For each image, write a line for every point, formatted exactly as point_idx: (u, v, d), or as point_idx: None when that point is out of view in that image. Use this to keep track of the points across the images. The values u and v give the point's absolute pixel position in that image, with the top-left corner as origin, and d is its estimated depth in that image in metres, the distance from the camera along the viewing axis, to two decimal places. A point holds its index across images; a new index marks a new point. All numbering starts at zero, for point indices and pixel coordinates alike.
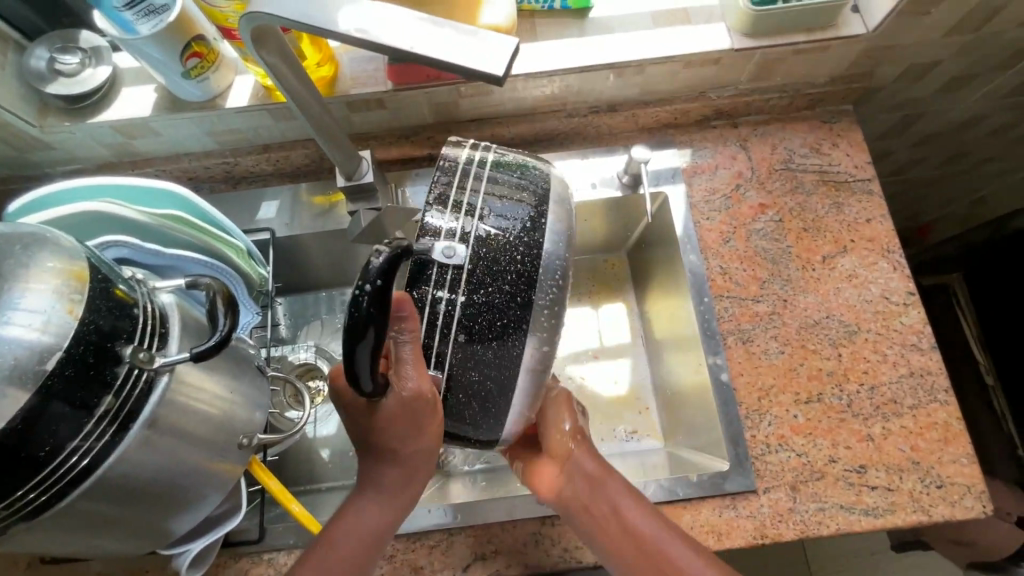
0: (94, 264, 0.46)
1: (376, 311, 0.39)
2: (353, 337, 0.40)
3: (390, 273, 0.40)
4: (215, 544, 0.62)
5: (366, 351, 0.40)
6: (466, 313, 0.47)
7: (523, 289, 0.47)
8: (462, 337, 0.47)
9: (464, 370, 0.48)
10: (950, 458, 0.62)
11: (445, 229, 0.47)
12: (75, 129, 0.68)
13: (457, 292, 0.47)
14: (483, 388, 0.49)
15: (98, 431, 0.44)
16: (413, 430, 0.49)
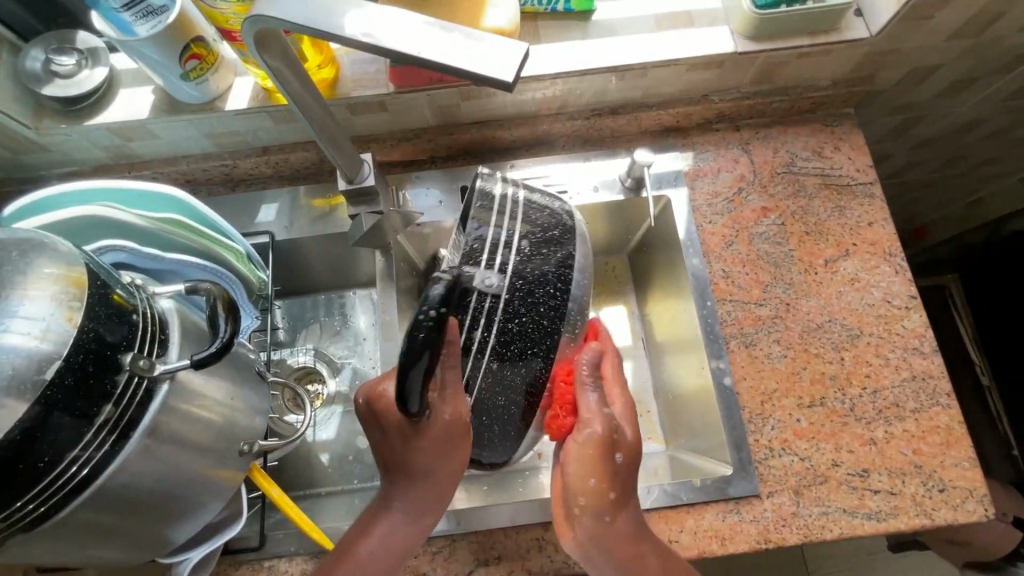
0: (93, 269, 0.45)
1: (433, 335, 0.44)
2: (409, 357, 0.44)
3: (445, 301, 0.45)
4: (216, 552, 0.62)
5: (418, 374, 0.44)
6: (500, 342, 0.55)
7: (551, 322, 0.56)
8: (495, 363, 0.55)
9: (492, 395, 0.56)
10: (953, 461, 0.63)
11: (483, 258, 0.54)
12: (72, 131, 0.67)
13: (490, 319, 0.54)
14: (507, 411, 0.57)
15: (98, 440, 0.44)
16: (445, 450, 0.53)
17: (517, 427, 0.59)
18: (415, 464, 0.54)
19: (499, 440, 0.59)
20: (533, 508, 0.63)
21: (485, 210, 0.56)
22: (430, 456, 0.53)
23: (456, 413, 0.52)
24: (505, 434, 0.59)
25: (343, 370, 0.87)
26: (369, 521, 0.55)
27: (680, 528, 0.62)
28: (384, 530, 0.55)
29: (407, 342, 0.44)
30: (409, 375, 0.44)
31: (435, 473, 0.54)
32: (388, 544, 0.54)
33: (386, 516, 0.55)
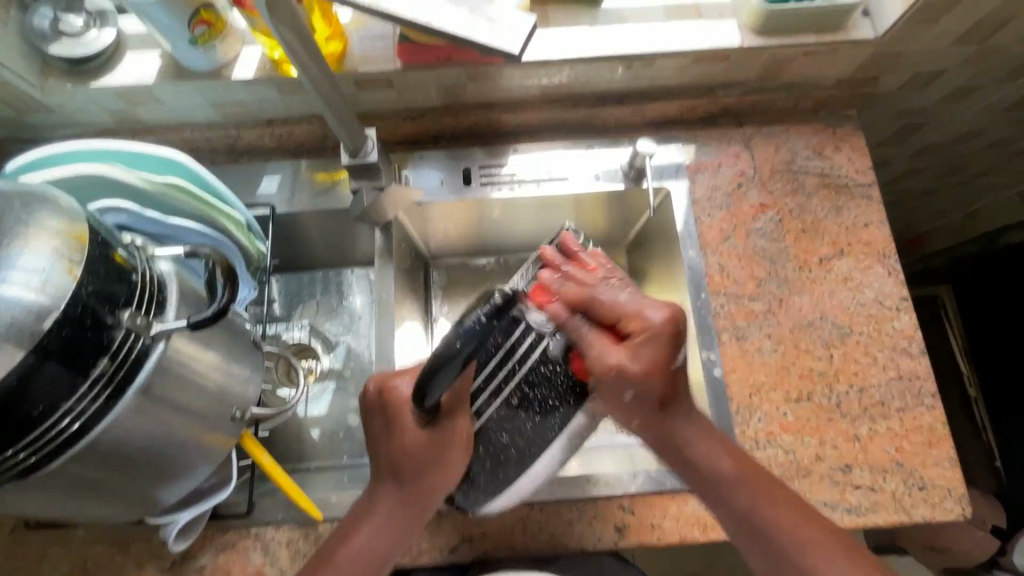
0: (95, 226, 0.45)
1: (479, 333, 0.44)
2: (440, 360, 0.45)
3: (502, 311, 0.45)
4: (203, 515, 0.62)
5: (441, 380, 0.46)
6: (526, 382, 0.57)
7: (582, 381, 0.58)
8: (512, 402, 0.58)
9: (497, 429, 0.58)
10: (934, 461, 0.64)
11: None
12: (78, 92, 0.67)
13: (527, 355, 0.57)
14: (505, 451, 0.58)
15: (93, 393, 0.44)
16: (436, 461, 0.54)
17: (507, 472, 0.58)
18: (407, 470, 0.54)
19: (486, 480, 0.58)
20: None
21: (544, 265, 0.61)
22: (421, 466, 0.54)
23: (455, 426, 0.54)
24: (491, 476, 0.58)
25: (337, 347, 0.87)
26: (350, 527, 0.54)
27: (662, 515, 0.63)
28: (362, 540, 0.53)
29: (440, 350, 0.44)
30: (440, 370, 0.45)
31: (422, 485, 0.55)
32: (363, 555, 0.53)
33: (370, 521, 0.54)
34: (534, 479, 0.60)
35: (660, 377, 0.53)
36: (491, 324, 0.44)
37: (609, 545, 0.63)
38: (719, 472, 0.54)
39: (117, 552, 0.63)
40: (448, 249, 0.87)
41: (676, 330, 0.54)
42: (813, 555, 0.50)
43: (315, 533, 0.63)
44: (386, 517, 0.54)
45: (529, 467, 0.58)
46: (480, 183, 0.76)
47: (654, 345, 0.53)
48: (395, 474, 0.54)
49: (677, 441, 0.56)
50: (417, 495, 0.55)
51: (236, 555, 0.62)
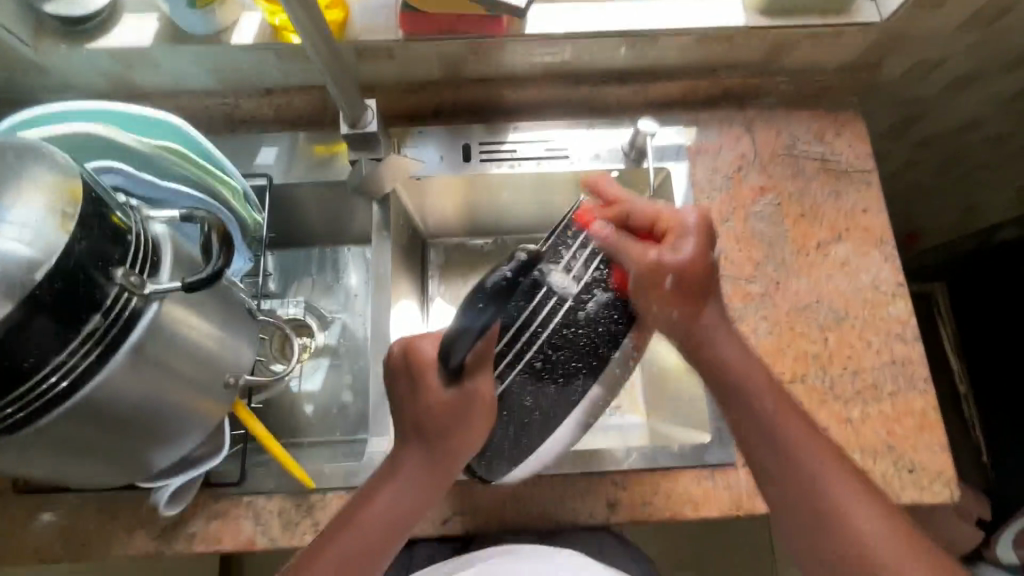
0: (89, 183, 0.44)
1: (500, 293, 0.47)
2: (467, 319, 0.47)
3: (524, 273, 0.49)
4: (196, 481, 0.62)
5: (467, 338, 0.49)
6: (550, 344, 0.56)
7: (602, 343, 0.58)
8: (536, 364, 0.56)
9: (522, 392, 0.56)
10: (924, 444, 0.64)
11: (563, 260, 0.57)
12: (72, 53, 0.66)
13: (549, 316, 0.56)
14: (529, 416, 0.57)
15: (84, 350, 0.44)
16: (458, 423, 0.53)
17: (530, 439, 0.58)
18: (430, 431, 0.53)
19: (509, 449, 0.58)
20: None
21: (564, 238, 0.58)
22: (445, 428, 0.53)
23: (477, 388, 0.53)
24: (514, 443, 0.58)
25: (333, 324, 0.87)
26: (374, 488, 0.54)
27: (654, 492, 0.63)
28: (386, 500, 0.54)
29: (467, 306, 0.48)
30: (462, 330, 0.48)
31: (446, 448, 0.54)
32: (385, 515, 0.53)
33: (391, 483, 0.54)
34: (555, 449, 0.59)
35: (702, 269, 0.57)
36: (516, 281, 0.48)
37: (601, 521, 0.63)
38: (785, 437, 0.54)
39: (107, 517, 0.62)
40: (447, 228, 0.87)
41: (709, 229, 0.58)
42: (847, 502, 0.52)
43: (307, 503, 0.63)
44: (408, 478, 0.54)
45: (553, 432, 0.58)
46: (480, 160, 0.75)
47: (698, 238, 0.57)
48: (420, 436, 0.54)
49: (709, 342, 0.58)
50: (440, 457, 0.54)
51: (227, 523, 0.62)
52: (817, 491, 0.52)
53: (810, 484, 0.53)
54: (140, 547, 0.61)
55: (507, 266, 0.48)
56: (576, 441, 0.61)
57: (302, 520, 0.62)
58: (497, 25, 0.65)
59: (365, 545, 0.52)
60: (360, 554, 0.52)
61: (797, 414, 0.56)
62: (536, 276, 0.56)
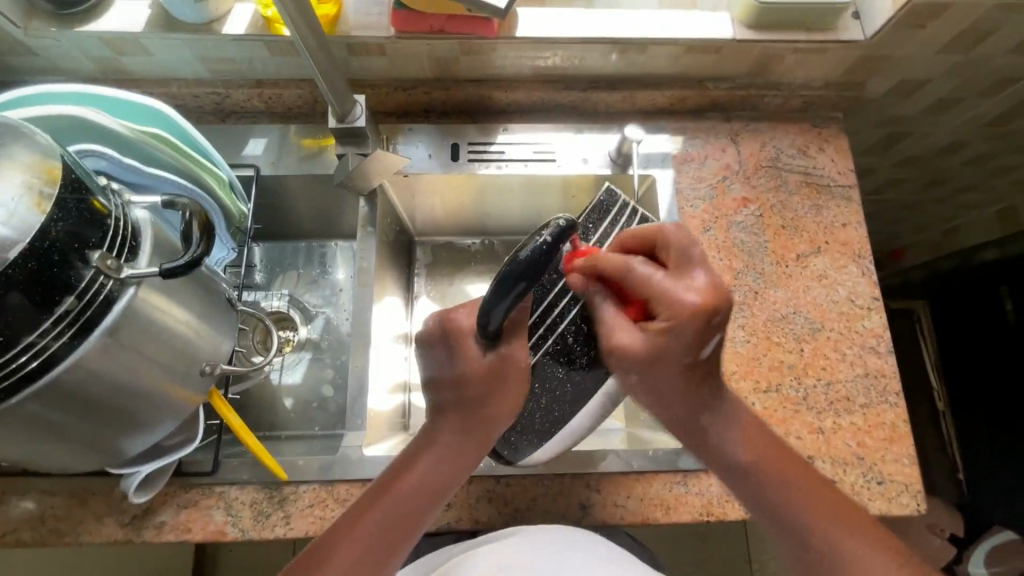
0: (69, 164, 0.44)
1: (537, 260, 0.44)
2: (504, 284, 0.44)
3: (559, 240, 0.45)
4: (168, 469, 0.61)
5: (504, 305, 0.45)
6: (581, 316, 0.62)
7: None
8: (568, 336, 0.62)
9: (552, 364, 0.61)
10: (893, 456, 0.65)
11: (591, 240, 0.65)
12: (62, 36, 0.66)
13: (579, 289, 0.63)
14: (561, 388, 0.61)
15: (56, 331, 0.44)
16: (497, 388, 0.50)
17: (563, 409, 0.60)
18: (471, 398, 0.50)
19: (542, 420, 0.60)
20: (487, 461, 0.64)
21: (600, 214, 0.66)
22: (485, 393, 0.50)
23: (513, 354, 0.50)
24: (546, 415, 0.60)
25: (316, 319, 0.87)
26: (408, 460, 0.51)
27: (626, 496, 0.63)
28: (423, 470, 0.51)
29: (499, 279, 0.44)
30: (496, 302, 0.45)
31: (484, 417, 0.51)
32: (421, 487, 0.50)
33: (426, 453, 0.51)
34: (586, 422, 0.61)
35: (670, 362, 0.48)
36: (554, 249, 0.45)
37: (573, 522, 0.63)
38: (774, 498, 0.50)
39: (76, 504, 0.62)
40: (434, 227, 0.88)
41: (708, 320, 0.46)
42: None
43: (279, 496, 0.63)
44: (443, 448, 0.51)
45: (585, 407, 0.61)
46: (468, 160, 0.76)
47: (685, 328, 0.46)
48: (458, 402, 0.51)
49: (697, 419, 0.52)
50: (480, 425, 0.51)
51: (197, 514, 0.62)
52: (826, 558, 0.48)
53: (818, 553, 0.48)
54: (108, 535, 0.61)
55: (544, 234, 0.45)
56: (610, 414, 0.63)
57: (273, 513, 0.62)
58: (488, 26, 0.65)
59: (399, 518, 0.49)
60: (390, 526, 0.49)
61: (806, 476, 0.51)
62: None
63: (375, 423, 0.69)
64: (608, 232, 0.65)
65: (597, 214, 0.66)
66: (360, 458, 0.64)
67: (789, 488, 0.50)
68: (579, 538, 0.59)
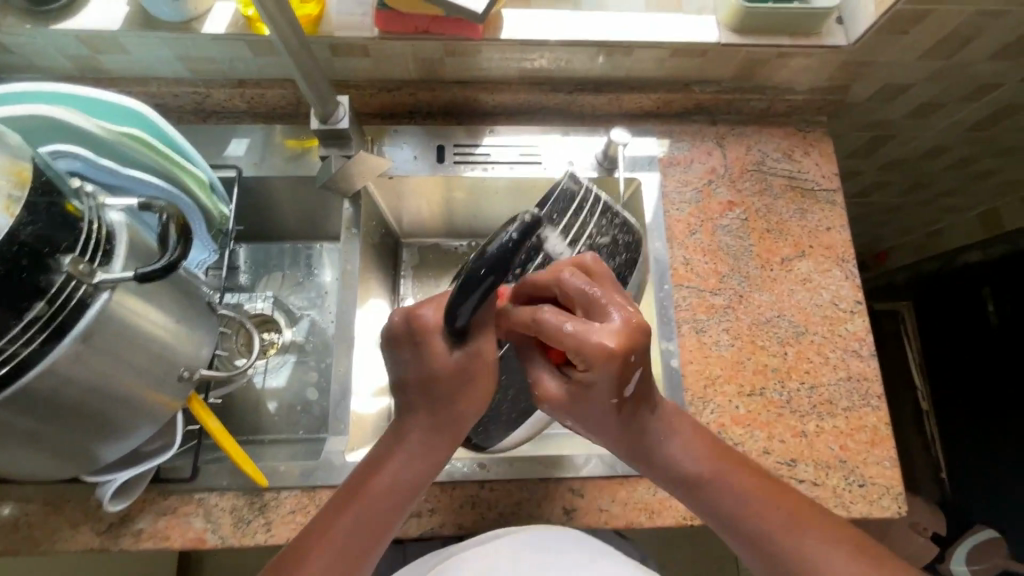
0: (39, 166, 0.43)
1: (504, 256, 0.42)
2: (469, 282, 0.42)
3: (526, 233, 0.43)
4: (146, 475, 0.60)
5: (471, 302, 0.44)
6: None
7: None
8: None
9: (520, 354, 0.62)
10: (875, 459, 0.66)
11: (558, 229, 0.65)
12: (37, 34, 0.64)
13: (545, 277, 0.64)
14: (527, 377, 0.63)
15: (26, 337, 0.43)
16: (467, 385, 0.48)
17: (528, 398, 0.64)
18: (439, 394, 0.48)
19: (509, 408, 0.64)
20: (471, 466, 0.64)
21: (565, 204, 0.66)
22: (455, 389, 0.48)
23: (483, 352, 0.48)
24: (515, 404, 0.64)
25: (301, 321, 0.86)
26: (379, 459, 0.50)
27: (610, 500, 0.63)
28: (393, 471, 0.49)
29: (465, 279, 0.43)
30: (463, 299, 0.43)
31: (456, 412, 0.49)
32: (394, 487, 0.49)
33: (396, 455, 0.50)
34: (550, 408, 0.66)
35: (602, 400, 0.47)
36: (521, 243, 0.43)
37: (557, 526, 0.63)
38: (734, 516, 0.50)
39: (51, 511, 0.61)
40: (420, 229, 0.87)
41: (625, 361, 0.43)
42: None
43: (260, 502, 0.62)
44: (413, 448, 0.50)
45: None
46: (454, 162, 0.75)
47: (602, 375, 0.44)
48: (427, 400, 0.49)
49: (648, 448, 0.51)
50: (449, 421, 0.49)
51: (176, 521, 0.61)
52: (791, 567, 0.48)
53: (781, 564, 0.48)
54: (84, 543, 0.60)
55: (511, 229, 0.43)
56: None
57: (254, 519, 0.61)
58: (474, 28, 0.65)
59: (373, 519, 0.48)
60: (362, 527, 0.48)
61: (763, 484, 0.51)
62: (537, 241, 0.65)
63: (358, 427, 0.68)
64: (573, 221, 0.66)
65: (562, 205, 0.66)
66: (342, 464, 0.63)
67: (749, 501, 0.50)
68: (556, 537, 0.58)
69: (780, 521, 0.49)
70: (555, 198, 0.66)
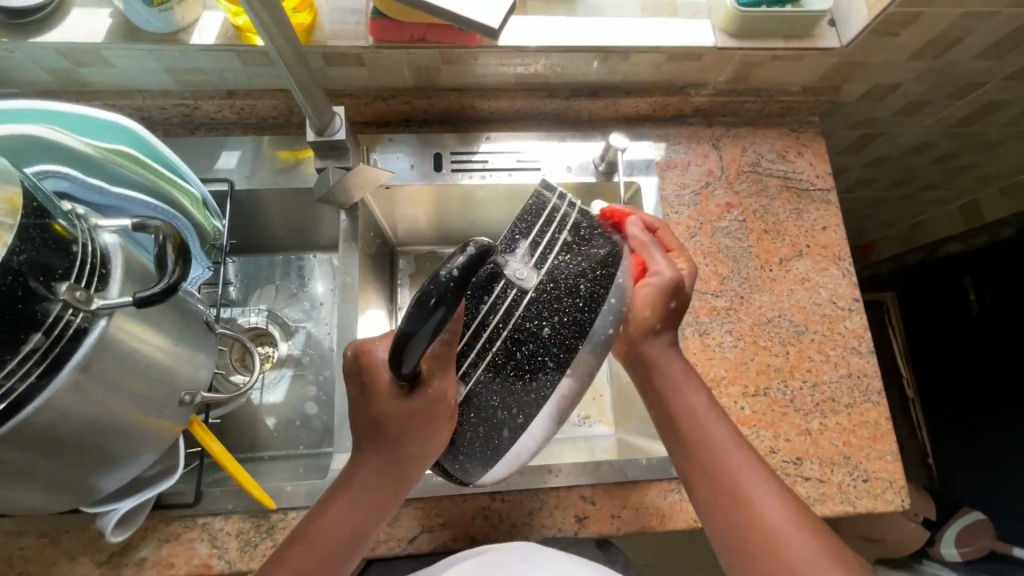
0: (30, 190, 0.42)
1: (454, 286, 0.39)
2: (420, 311, 0.38)
3: (476, 266, 0.40)
4: (147, 503, 0.58)
5: (423, 336, 0.39)
6: (512, 338, 0.48)
7: (573, 336, 0.50)
8: (500, 361, 0.49)
9: (487, 392, 0.49)
10: (877, 454, 0.67)
11: (523, 250, 0.50)
12: (14, 47, 0.61)
13: (511, 309, 0.48)
14: (498, 415, 0.50)
15: (24, 370, 0.42)
16: (421, 427, 0.48)
17: (501, 438, 0.51)
18: (387, 434, 0.49)
19: (479, 448, 0.51)
20: None
21: (531, 217, 0.52)
22: (404, 427, 0.48)
23: (436, 394, 0.46)
24: (485, 443, 0.51)
25: (296, 334, 0.84)
26: (333, 494, 0.52)
27: (621, 507, 0.63)
28: (346, 505, 0.51)
29: (416, 304, 0.38)
30: (414, 333, 0.39)
31: (405, 449, 0.50)
32: (343, 522, 0.51)
33: (351, 489, 0.51)
34: (531, 447, 0.52)
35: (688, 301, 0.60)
36: (468, 277, 0.39)
37: (569, 535, 0.63)
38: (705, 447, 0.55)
39: (48, 544, 0.58)
40: (418, 237, 0.86)
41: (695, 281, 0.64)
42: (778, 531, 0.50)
43: (267, 524, 0.60)
44: (367, 484, 0.51)
45: (528, 431, 0.51)
46: (451, 170, 0.74)
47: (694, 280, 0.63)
48: (375, 437, 0.50)
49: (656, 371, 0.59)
50: (400, 458, 0.50)
51: (180, 547, 0.59)
52: (744, 505, 0.52)
53: (738, 498, 0.52)
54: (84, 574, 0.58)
55: (462, 252, 0.40)
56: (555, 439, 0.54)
57: (262, 542, 0.60)
58: (471, 37, 0.63)
59: (320, 556, 0.50)
60: (327, 556, 0.50)
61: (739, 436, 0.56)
62: (493, 267, 0.49)
63: None
64: (542, 237, 0.51)
65: (526, 219, 0.51)
66: None
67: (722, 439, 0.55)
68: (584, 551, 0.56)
69: (741, 456, 0.54)
70: (524, 210, 0.52)
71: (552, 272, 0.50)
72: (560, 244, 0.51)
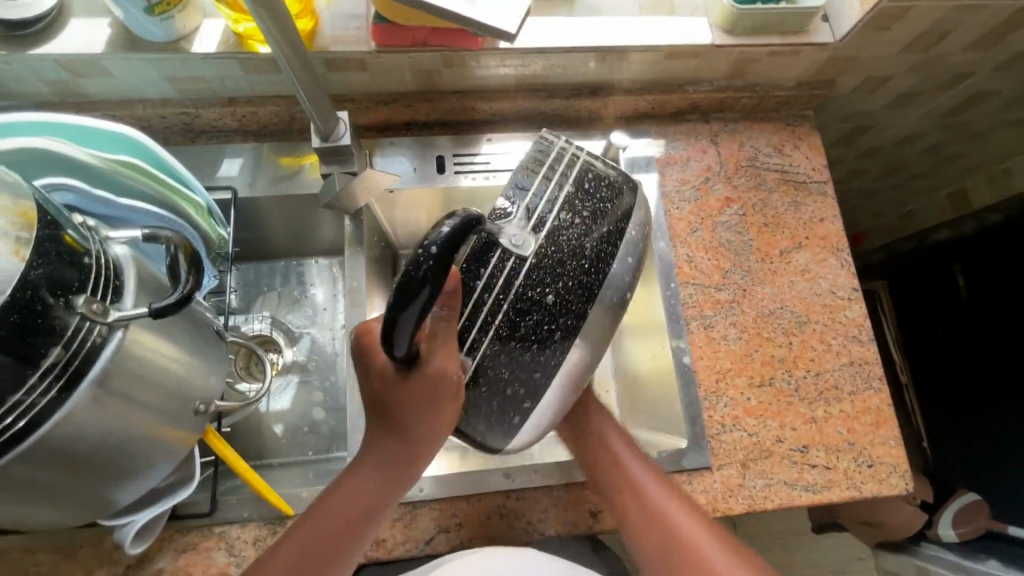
0: (42, 205, 0.41)
1: (436, 265, 0.39)
2: (406, 293, 0.38)
3: (457, 239, 0.40)
4: (163, 515, 0.58)
5: (410, 319, 0.39)
6: (514, 309, 0.50)
7: (579, 300, 0.51)
8: (504, 333, 0.50)
9: (495, 363, 0.50)
10: (881, 440, 0.68)
11: (517, 215, 0.51)
12: (12, 60, 0.61)
13: (510, 280, 0.50)
14: (510, 387, 0.51)
15: (43, 385, 0.41)
16: (425, 404, 0.47)
17: (516, 407, 0.52)
18: (390, 413, 0.49)
19: (495, 419, 0.53)
20: (496, 475, 0.64)
21: (526, 177, 0.53)
22: (407, 405, 0.48)
23: (437, 370, 0.46)
24: (501, 416, 0.53)
25: (301, 340, 0.84)
26: (337, 479, 0.51)
27: None
28: (350, 487, 0.50)
29: (401, 284, 0.39)
30: (401, 313, 0.39)
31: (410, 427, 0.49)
32: (347, 506, 0.50)
33: (356, 472, 0.51)
34: (545, 414, 0.54)
35: None
36: (448, 254, 0.40)
37: (584, 530, 0.64)
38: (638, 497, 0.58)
39: (63, 559, 0.58)
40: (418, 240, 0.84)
41: None
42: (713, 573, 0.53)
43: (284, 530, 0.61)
44: (374, 466, 0.51)
45: (542, 399, 0.53)
46: (453, 172, 0.74)
47: None
48: (379, 416, 0.49)
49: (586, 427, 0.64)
50: (406, 436, 0.50)
51: (198, 557, 0.59)
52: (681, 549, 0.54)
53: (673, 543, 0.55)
54: None
55: (444, 227, 0.40)
56: (569, 402, 0.56)
57: None
58: (474, 39, 0.64)
59: (325, 540, 0.49)
60: (331, 541, 0.49)
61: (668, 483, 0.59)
62: (489, 234, 0.50)
63: None
64: (536, 200, 0.52)
65: (520, 183, 0.53)
66: None
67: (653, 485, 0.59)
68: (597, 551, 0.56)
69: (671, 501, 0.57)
70: (517, 170, 0.53)
71: (550, 232, 0.51)
72: (556, 206, 0.52)
